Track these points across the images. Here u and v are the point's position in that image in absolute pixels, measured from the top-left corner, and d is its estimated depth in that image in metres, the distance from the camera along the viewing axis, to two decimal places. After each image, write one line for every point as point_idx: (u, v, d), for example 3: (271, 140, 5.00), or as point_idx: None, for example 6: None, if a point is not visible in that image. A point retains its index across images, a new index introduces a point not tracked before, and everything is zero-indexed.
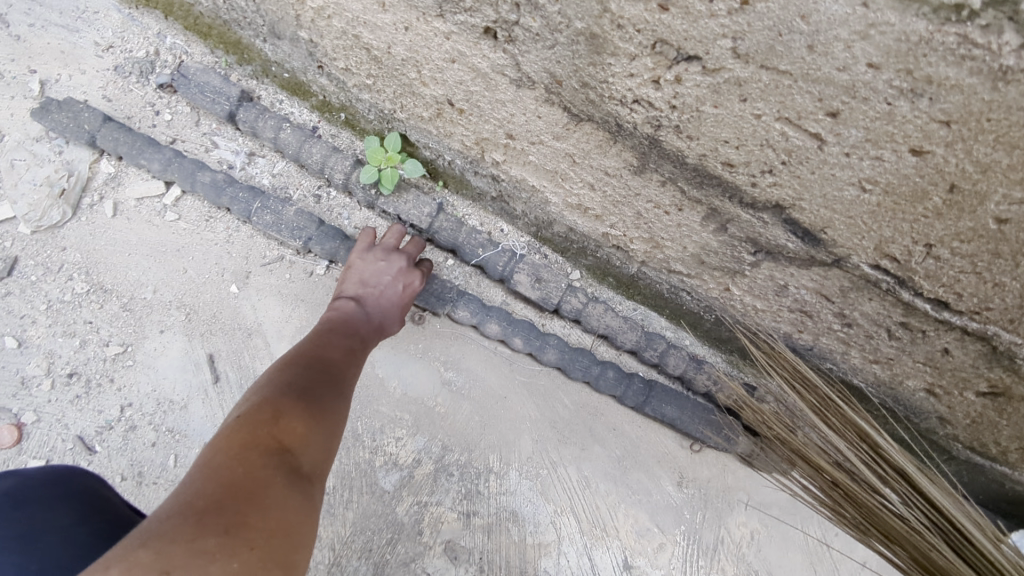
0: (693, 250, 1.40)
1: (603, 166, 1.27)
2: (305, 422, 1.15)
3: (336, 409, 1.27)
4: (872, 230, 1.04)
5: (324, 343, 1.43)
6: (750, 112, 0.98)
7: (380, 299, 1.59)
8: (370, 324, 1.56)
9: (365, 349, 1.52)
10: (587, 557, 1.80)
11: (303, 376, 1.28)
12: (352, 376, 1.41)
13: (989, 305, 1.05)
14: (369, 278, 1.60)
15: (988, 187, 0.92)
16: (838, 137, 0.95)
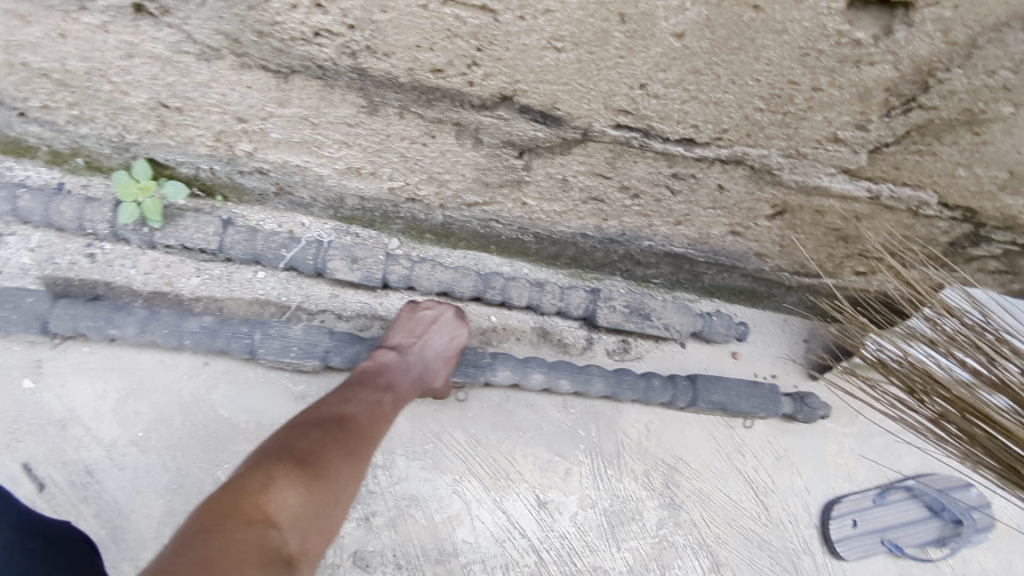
0: (472, 174, 1.37)
1: (341, 118, 1.20)
2: (299, 494, 1.06)
3: (346, 474, 1.16)
4: (592, 89, 1.00)
5: (344, 399, 1.31)
6: (415, 5, 0.90)
7: (423, 349, 1.50)
8: (407, 376, 1.45)
9: (394, 407, 1.38)
10: (501, 511, 1.77)
11: (314, 434, 1.18)
12: (374, 431, 1.29)
13: (723, 128, 1.05)
14: (416, 328, 1.54)
15: (649, 5, 0.86)
16: (503, 2, 0.88)
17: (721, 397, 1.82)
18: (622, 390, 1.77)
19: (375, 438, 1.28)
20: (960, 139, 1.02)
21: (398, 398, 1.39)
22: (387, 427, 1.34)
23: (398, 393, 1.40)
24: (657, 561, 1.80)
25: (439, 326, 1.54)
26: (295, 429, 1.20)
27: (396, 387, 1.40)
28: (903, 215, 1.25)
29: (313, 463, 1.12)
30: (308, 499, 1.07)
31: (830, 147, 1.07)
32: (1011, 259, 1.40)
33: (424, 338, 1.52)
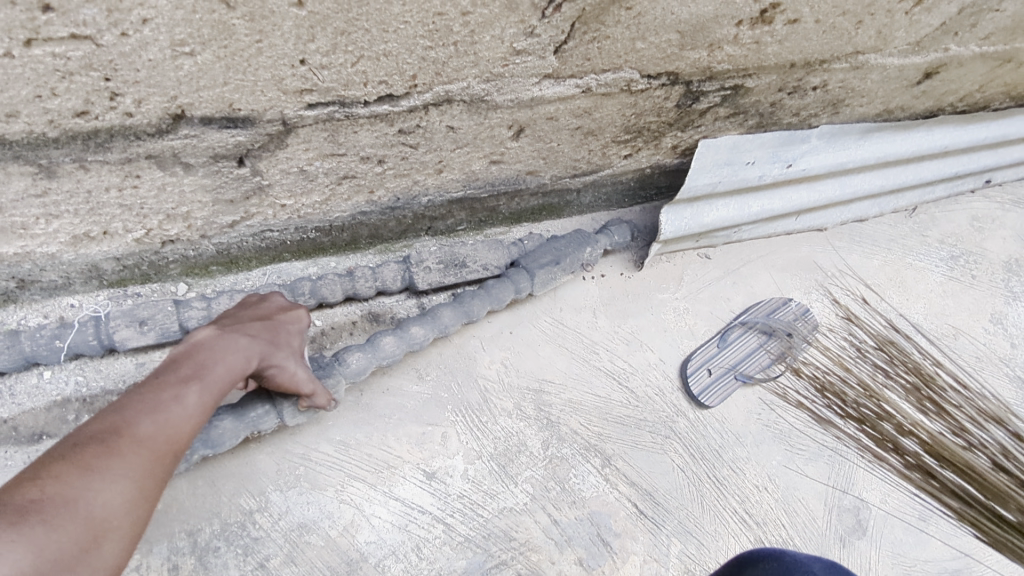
0: (208, 197, 1.28)
1: (20, 192, 1.07)
2: (19, 553, 0.83)
3: (109, 509, 0.96)
4: (258, 82, 0.97)
5: (126, 407, 1.08)
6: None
7: (253, 322, 1.37)
8: (233, 352, 1.28)
9: (209, 394, 1.19)
10: (394, 499, 1.74)
11: (59, 471, 0.95)
12: (161, 442, 1.08)
13: (408, 75, 1.05)
14: (244, 314, 1.42)
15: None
16: (93, 26, 0.82)
17: (549, 257, 1.88)
18: (471, 309, 1.79)
19: (162, 451, 1.07)
20: (620, 18, 1.07)
21: (213, 378, 1.21)
22: (188, 433, 1.13)
23: (215, 375, 1.22)
24: (554, 479, 1.84)
25: (263, 306, 1.45)
26: (35, 467, 0.95)
27: (213, 367, 1.23)
28: (622, 96, 1.32)
29: (49, 504, 0.91)
30: (40, 558, 0.85)
31: (518, 60, 1.09)
32: (733, 102, 1.50)
33: (250, 314, 1.41)
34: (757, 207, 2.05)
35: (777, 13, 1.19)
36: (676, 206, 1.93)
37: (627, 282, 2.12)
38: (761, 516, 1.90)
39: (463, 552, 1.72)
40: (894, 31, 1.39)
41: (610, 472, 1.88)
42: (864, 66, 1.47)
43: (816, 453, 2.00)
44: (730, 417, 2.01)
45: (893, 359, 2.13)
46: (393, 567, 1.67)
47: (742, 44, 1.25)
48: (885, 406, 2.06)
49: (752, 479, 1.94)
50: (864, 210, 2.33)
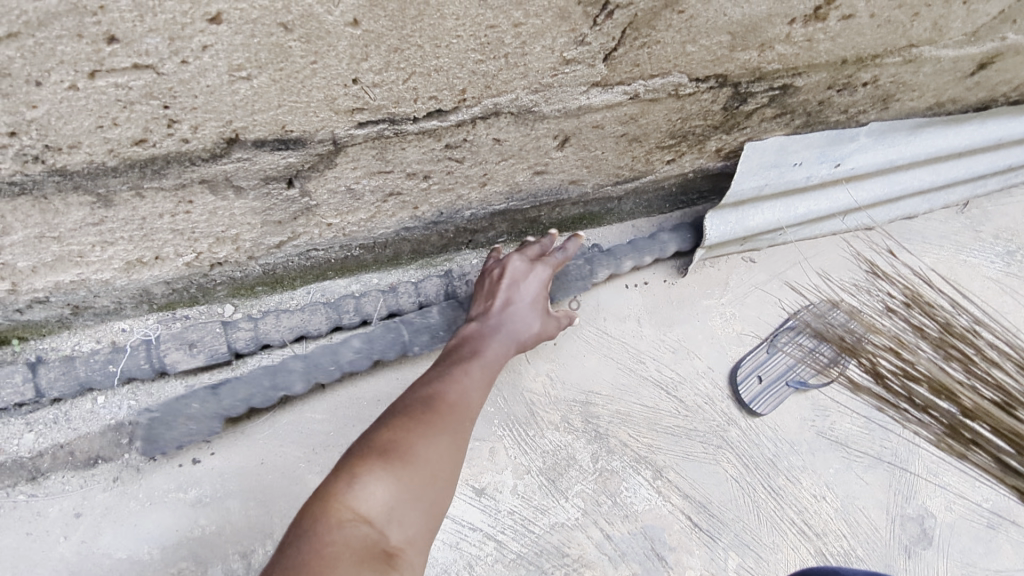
0: (257, 220, 1.29)
1: (78, 222, 1.08)
2: (390, 483, 1.00)
3: (443, 454, 1.11)
4: (311, 103, 0.96)
5: (433, 381, 1.28)
6: (63, 89, 0.83)
7: (504, 307, 1.53)
8: (500, 335, 1.48)
9: (484, 374, 1.38)
10: (445, 517, 1.72)
11: (402, 421, 1.14)
12: (463, 407, 1.24)
13: (458, 90, 1.04)
14: (498, 291, 1.56)
15: (302, 5, 0.82)
16: (154, 55, 0.82)
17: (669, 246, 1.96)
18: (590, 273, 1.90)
19: (468, 415, 1.24)
20: (671, 21, 1.05)
21: (489, 360, 1.41)
22: (479, 398, 1.31)
23: (486, 358, 1.41)
24: (605, 493, 1.81)
25: (518, 279, 1.60)
26: (384, 415, 1.16)
27: (483, 351, 1.42)
28: (668, 101, 1.30)
29: (402, 444, 1.07)
30: (405, 483, 1.02)
31: (568, 69, 1.08)
32: (781, 102, 1.46)
33: (506, 288, 1.58)
34: (803, 209, 2.00)
35: (831, 9, 1.16)
36: (721, 211, 1.89)
37: (670, 289, 2.08)
38: (820, 526, 1.84)
39: (516, 569, 1.69)
40: (951, 21, 1.34)
41: (662, 484, 1.84)
42: (919, 59, 1.43)
43: (876, 461, 1.93)
44: (782, 424, 1.95)
45: (920, 311, 1.35)
46: None
47: (794, 42, 1.22)
48: (921, 367, 1.28)
49: (809, 489, 1.88)
50: (916, 207, 2.26)
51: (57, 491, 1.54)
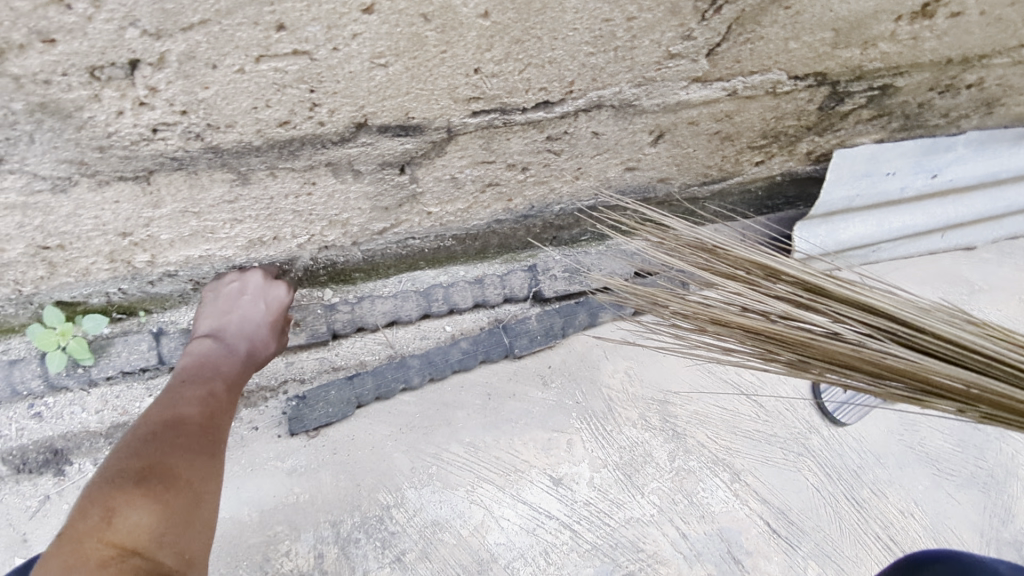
0: (368, 205, 1.38)
1: (217, 198, 1.20)
2: (152, 511, 1.06)
3: (201, 472, 1.19)
4: (435, 90, 1.05)
5: (171, 405, 1.29)
6: (233, 72, 0.94)
7: (239, 326, 1.46)
8: (233, 357, 1.44)
9: (230, 389, 1.40)
10: (523, 503, 1.77)
11: (148, 452, 1.17)
12: (206, 423, 1.28)
13: (568, 81, 1.11)
14: (224, 307, 1.47)
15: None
16: (311, 42, 0.93)
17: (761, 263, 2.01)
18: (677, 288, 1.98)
19: (219, 429, 1.30)
20: (776, 17, 1.08)
21: (232, 377, 1.40)
22: (228, 418, 1.35)
23: (228, 376, 1.40)
24: (681, 492, 1.82)
25: (241, 294, 1.48)
26: (119, 456, 1.17)
27: (225, 372, 1.40)
28: (766, 99, 1.32)
29: (155, 475, 1.13)
30: (164, 508, 1.08)
31: (671, 64, 1.12)
32: (878, 103, 1.47)
33: (237, 309, 1.46)
34: (897, 223, 1.97)
35: (939, 6, 1.16)
36: (810, 222, 1.90)
37: None
38: (907, 544, 1.81)
39: (590, 559, 1.72)
40: None
41: (740, 487, 1.83)
42: None
43: (969, 480, 1.89)
44: (868, 436, 1.91)
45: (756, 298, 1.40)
46: (522, 569, 1.70)
47: (898, 40, 1.22)
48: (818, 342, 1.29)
49: (895, 504, 1.84)
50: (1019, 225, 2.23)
51: None
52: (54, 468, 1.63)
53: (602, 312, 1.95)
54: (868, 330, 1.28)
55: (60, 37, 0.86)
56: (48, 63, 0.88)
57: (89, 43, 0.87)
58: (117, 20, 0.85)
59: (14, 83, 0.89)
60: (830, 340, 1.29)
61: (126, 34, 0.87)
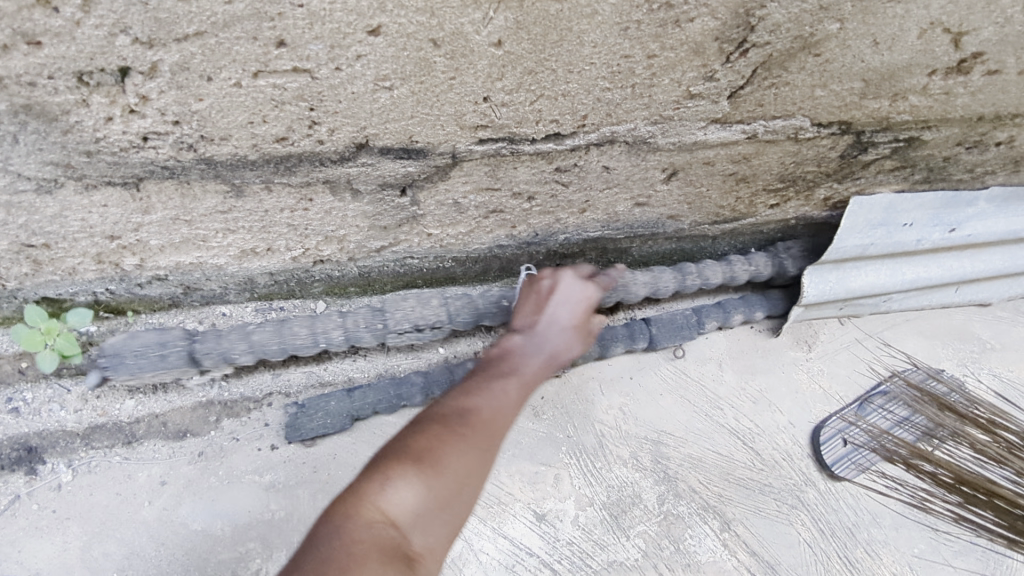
0: (366, 223, 1.34)
1: (210, 209, 1.16)
2: (420, 488, 1.00)
3: (473, 465, 1.07)
4: (441, 115, 1.02)
5: (468, 392, 1.20)
6: (228, 86, 0.92)
7: (548, 325, 1.43)
8: (539, 357, 1.37)
9: (523, 390, 1.27)
10: (503, 537, 1.70)
11: (431, 430, 1.09)
12: (493, 420, 1.17)
13: (581, 115, 1.07)
14: (548, 302, 1.49)
15: (454, 24, 0.89)
16: (312, 60, 0.90)
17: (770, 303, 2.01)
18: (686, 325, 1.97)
19: (501, 424, 1.17)
20: (805, 63, 1.04)
21: (528, 377, 1.30)
22: (515, 413, 1.23)
23: (525, 375, 1.31)
24: (668, 538, 1.74)
25: (553, 299, 1.49)
26: (416, 424, 1.12)
27: (522, 369, 1.31)
28: (786, 144, 1.27)
29: (430, 455, 1.04)
30: (432, 488, 1.00)
31: (691, 103, 1.08)
32: (902, 155, 1.43)
33: (539, 318, 1.45)
34: (910, 275, 1.91)
35: (977, 63, 1.10)
36: (821, 268, 1.84)
37: (756, 337, 2.04)
38: None
39: None
40: None
41: (729, 537, 1.76)
42: None
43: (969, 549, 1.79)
44: (865, 493, 1.84)
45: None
46: None
47: (930, 95, 1.17)
48: None
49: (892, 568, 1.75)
50: None
51: (147, 457, 1.62)
52: (26, 466, 1.58)
53: (612, 344, 1.91)
54: None
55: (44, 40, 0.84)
56: (30, 65, 0.85)
57: (73, 47, 0.85)
58: (103, 24, 0.82)
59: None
60: None
61: (117, 41, 0.85)
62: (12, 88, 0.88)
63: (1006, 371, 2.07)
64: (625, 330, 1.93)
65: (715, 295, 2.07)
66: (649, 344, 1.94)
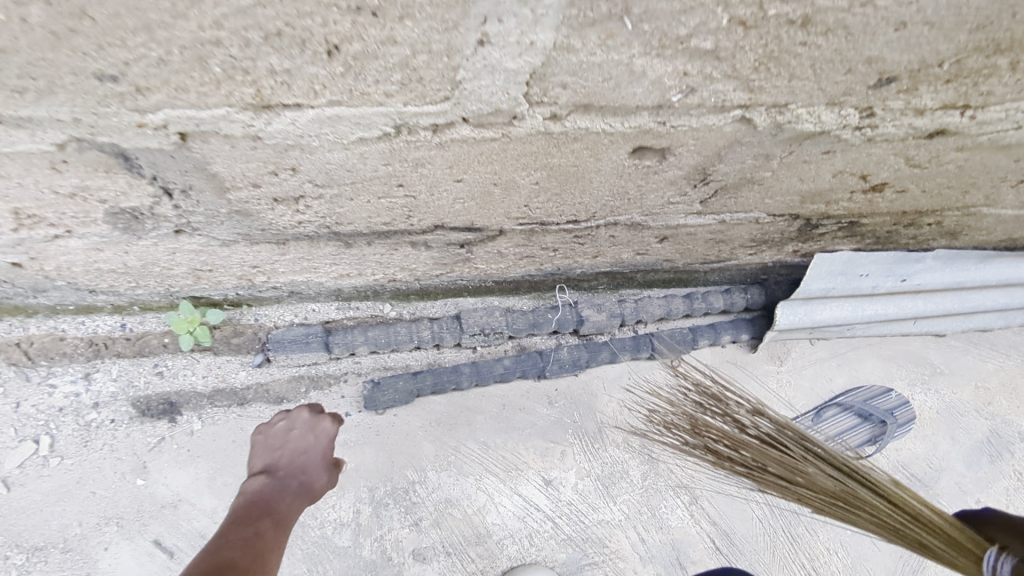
0: (432, 262, 1.81)
1: (327, 254, 1.64)
2: None
3: None
4: (498, 211, 1.47)
5: (221, 547, 1.33)
6: (363, 201, 1.38)
7: (291, 465, 1.67)
8: (286, 491, 1.60)
9: (278, 527, 1.48)
10: (518, 495, 2.20)
11: None
12: (260, 564, 1.32)
13: (593, 211, 1.51)
14: (277, 444, 1.72)
15: (510, 177, 1.33)
16: (419, 192, 1.35)
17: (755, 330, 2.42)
18: (680, 341, 2.40)
19: (267, 562, 1.34)
20: (753, 188, 1.46)
21: (281, 515, 1.51)
22: (275, 557, 1.39)
23: (278, 515, 1.51)
24: (647, 506, 2.24)
25: (293, 433, 1.73)
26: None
27: (275, 507, 1.53)
28: (751, 224, 1.69)
29: None
30: None
31: (672, 206, 1.52)
32: (851, 229, 1.84)
33: (288, 446, 1.71)
34: (870, 310, 2.30)
35: (886, 185, 1.50)
36: (792, 302, 2.25)
37: (738, 352, 2.44)
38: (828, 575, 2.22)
39: (564, 547, 2.17)
40: (1003, 195, 1.69)
41: (696, 509, 2.25)
42: (976, 213, 1.81)
43: None
44: None
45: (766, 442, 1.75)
46: (510, 546, 2.14)
47: (857, 201, 1.58)
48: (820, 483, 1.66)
49: (823, 542, 2.23)
50: (998, 321, 2.54)
51: (255, 415, 2.14)
52: (169, 416, 2.11)
53: (622, 352, 2.37)
54: (833, 475, 1.66)
55: (263, 185, 1.28)
56: (250, 196, 1.31)
57: (280, 190, 1.30)
58: (302, 181, 1.28)
59: (227, 203, 1.33)
60: (813, 474, 1.67)
61: (304, 186, 1.30)
62: (235, 203, 1.33)
63: (948, 393, 2.48)
64: (632, 341, 2.37)
65: (710, 318, 2.48)
66: (652, 354, 2.37)
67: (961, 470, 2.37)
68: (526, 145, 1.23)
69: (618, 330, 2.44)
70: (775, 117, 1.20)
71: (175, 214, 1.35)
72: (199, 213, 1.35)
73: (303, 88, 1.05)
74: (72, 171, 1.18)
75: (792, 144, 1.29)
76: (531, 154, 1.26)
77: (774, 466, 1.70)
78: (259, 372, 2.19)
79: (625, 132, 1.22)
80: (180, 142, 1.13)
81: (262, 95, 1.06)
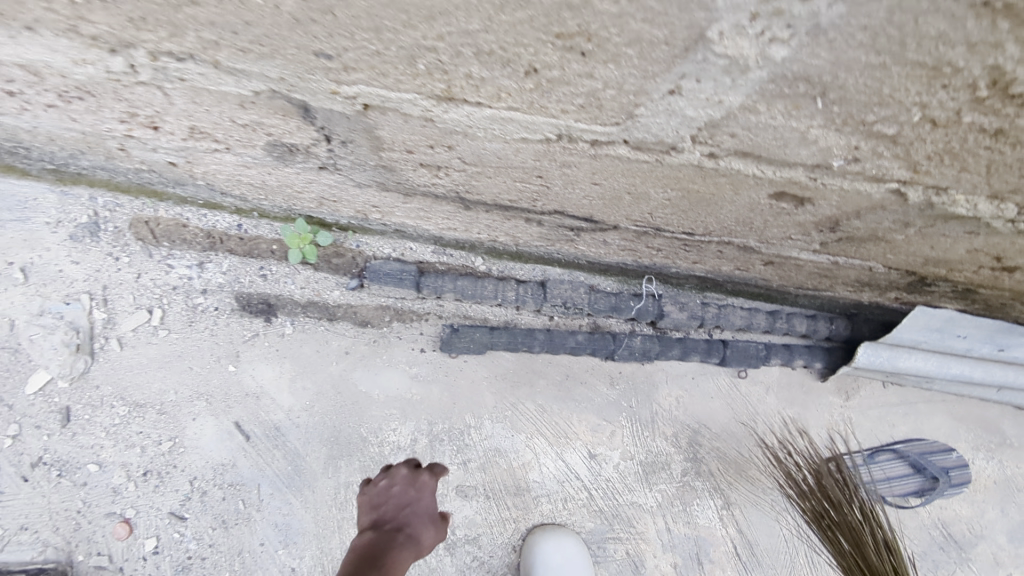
0: (539, 236, 1.88)
1: (444, 210, 1.71)
2: None
3: None
4: (620, 212, 1.54)
5: None
6: (496, 178, 1.45)
7: (406, 512, 1.66)
8: (403, 539, 1.58)
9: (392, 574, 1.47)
10: (562, 461, 2.33)
11: None
12: None
13: (708, 228, 1.55)
14: (382, 499, 1.72)
15: (645, 188, 1.39)
16: (552, 181, 1.42)
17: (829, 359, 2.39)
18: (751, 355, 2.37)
19: None
20: (877, 246, 1.50)
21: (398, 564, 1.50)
22: None
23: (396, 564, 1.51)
24: (679, 500, 2.35)
25: (393, 488, 1.75)
26: None
27: (395, 555, 1.52)
28: (861, 271, 1.69)
29: None
30: None
31: (789, 242, 1.55)
32: (964, 295, 1.79)
33: (395, 498, 1.72)
34: (954, 369, 2.25)
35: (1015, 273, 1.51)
36: (877, 344, 2.22)
37: (804, 377, 2.44)
38: None
39: (593, 518, 2.31)
40: None
41: (726, 513, 2.36)
42: None
43: None
44: None
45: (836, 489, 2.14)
46: (544, 504, 2.30)
47: (980, 275, 1.56)
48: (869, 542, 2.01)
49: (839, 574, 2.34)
50: None
51: (341, 332, 2.30)
52: (264, 315, 2.27)
53: (693, 352, 2.38)
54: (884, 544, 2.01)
55: (416, 150, 1.37)
56: (397, 156, 1.40)
57: (432, 158, 1.39)
58: (450, 153, 1.36)
59: (376, 155, 1.41)
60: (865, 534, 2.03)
61: (450, 160, 1.39)
62: (382, 157, 1.42)
63: (1006, 466, 2.45)
64: (704, 345, 2.37)
65: (788, 338, 2.46)
66: (720, 360, 2.38)
67: (994, 539, 2.41)
68: (675, 172, 1.31)
69: (694, 331, 2.43)
70: (929, 197, 1.26)
71: (325, 155, 1.45)
72: (346, 156, 1.44)
73: (489, 92, 1.13)
74: (255, 111, 1.29)
75: (936, 221, 1.35)
76: (675, 179, 1.34)
77: (833, 511, 2.08)
78: (349, 295, 2.31)
79: (774, 179, 1.29)
80: (362, 112, 1.24)
81: (451, 91, 1.14)
